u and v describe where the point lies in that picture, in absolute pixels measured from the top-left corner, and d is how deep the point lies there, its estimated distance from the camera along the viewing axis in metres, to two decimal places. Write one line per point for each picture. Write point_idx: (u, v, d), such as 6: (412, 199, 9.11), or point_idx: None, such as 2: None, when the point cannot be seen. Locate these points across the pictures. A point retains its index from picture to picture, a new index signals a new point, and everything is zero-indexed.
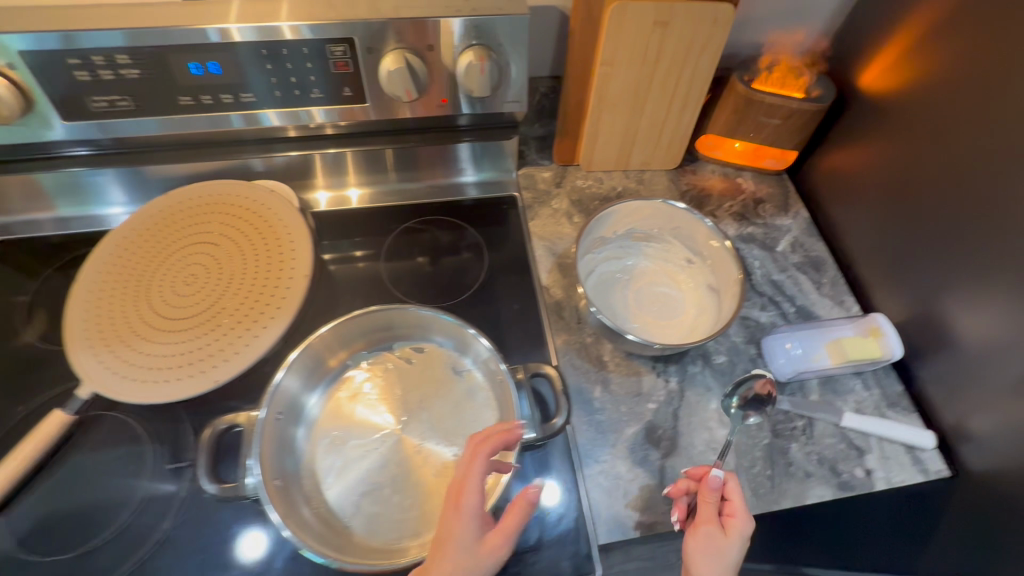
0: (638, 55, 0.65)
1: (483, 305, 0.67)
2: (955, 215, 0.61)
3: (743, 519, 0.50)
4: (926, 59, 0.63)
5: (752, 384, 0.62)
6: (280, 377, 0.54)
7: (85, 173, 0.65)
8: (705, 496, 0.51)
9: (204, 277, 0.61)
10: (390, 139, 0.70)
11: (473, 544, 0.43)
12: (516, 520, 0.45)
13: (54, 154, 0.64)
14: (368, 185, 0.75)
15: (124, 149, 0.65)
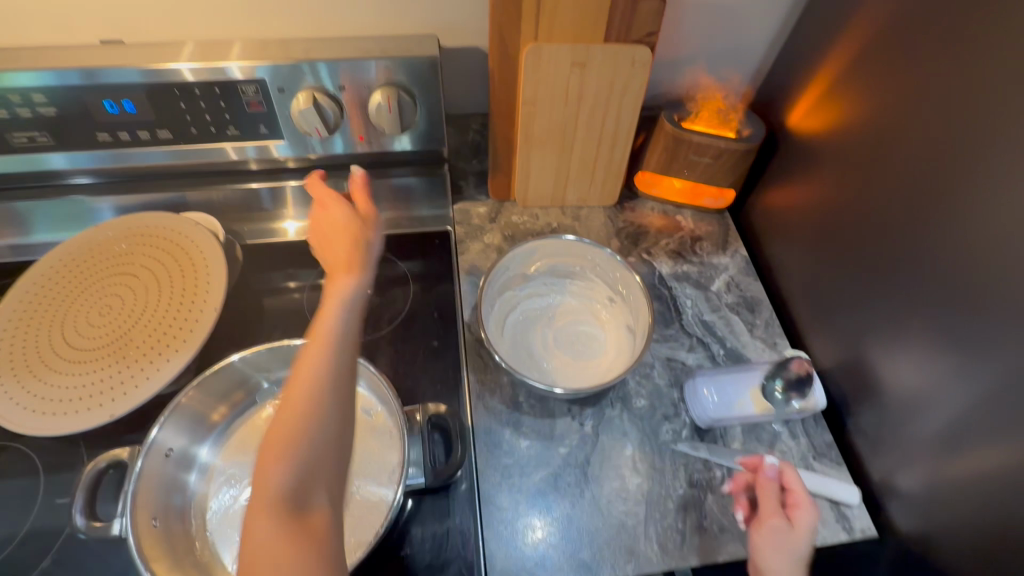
0: (560, 95, 0.66)
1: (400, 341, 0.67)
2: (876, 259, 0.60)
3: (806, 509, 0.51)
4: (847, 102, 0.62)
5: (789, 368, 0.61)
6: (165, 417, 0.53)
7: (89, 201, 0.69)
8: (765, 489, 0.53)
9: (119, 307, 0.62)
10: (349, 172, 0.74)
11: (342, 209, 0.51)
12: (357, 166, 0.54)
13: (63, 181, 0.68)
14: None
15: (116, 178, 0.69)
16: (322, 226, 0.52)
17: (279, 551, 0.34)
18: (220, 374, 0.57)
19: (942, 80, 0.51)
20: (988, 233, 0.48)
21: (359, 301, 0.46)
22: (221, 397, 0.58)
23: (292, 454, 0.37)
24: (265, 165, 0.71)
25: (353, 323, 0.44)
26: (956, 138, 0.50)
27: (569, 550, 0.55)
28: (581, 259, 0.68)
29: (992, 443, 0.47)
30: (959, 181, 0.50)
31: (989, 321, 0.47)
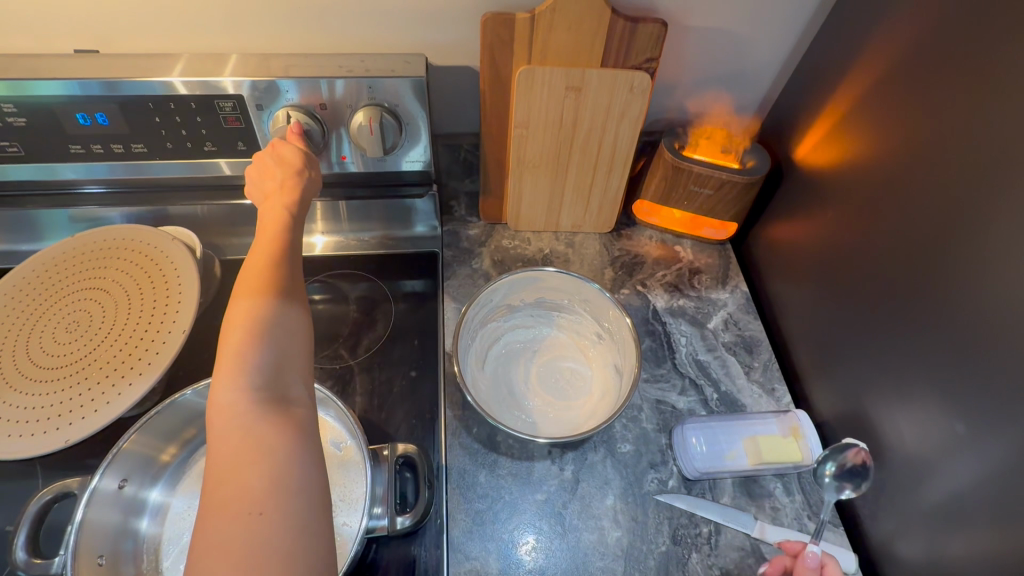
0: (554, 119, 0.63)
1: (376, 369, 0.64)
2: (885, 308, 0.55)
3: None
4: (857, 138, 0.59)
5: (845, 455, 0.54)
6: (109, 458, 0.49)
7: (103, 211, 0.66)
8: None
9: (87, 324, 0.60)
10: (348, 192, 0.69)
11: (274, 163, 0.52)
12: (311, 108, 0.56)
13: (73, 190, 0.65)
14: (334, 234, 0.75)
15: (126, 188, 0.65)
16: (266, 160, 0.51)
17: (261, 437, 0.34)
18: (173, 407, 0.53)
19: (959, 123, 0.47)
20: (1003, 294, 0.44)
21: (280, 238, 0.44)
22: (174, 432, 0.55)
23: (265, 340, 0.37)
24: None
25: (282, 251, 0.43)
26: (971, 187, 0.46)
27: None
28: (568, 292, 0.65)
29: (1003, 523, 0.43)
30: (973, 234, 0.46)
31: (1002, 390, 0.43)
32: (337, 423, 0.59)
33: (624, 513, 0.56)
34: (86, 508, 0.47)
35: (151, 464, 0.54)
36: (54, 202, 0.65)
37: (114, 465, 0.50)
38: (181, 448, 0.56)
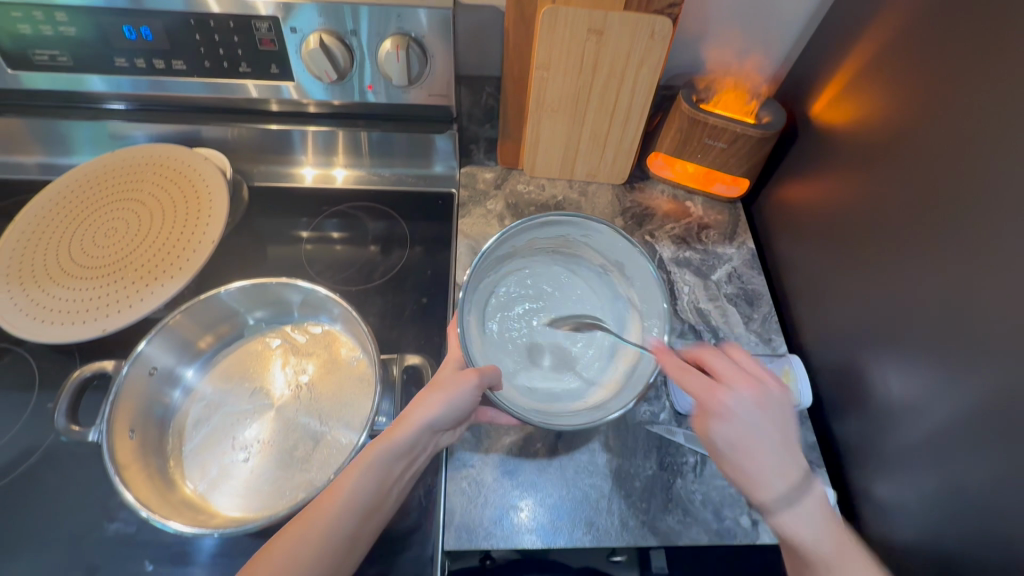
0: (574, 62, 0.64)
1: (389, 295, 0.68)
2: (883, 260, 0.57)
3: (777, 399, 0.47)
4: (872, 91, 0.59)
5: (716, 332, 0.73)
6: (150, 337, 0.56)
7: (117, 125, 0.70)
8: (733, 423, 0.46)
9: (124, 232, 0.64)
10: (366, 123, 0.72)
11: (453, 373, 0.51)
12: (492, 373, 0.50)
13: (91, 106, 0.69)
14: (354, 168, 0.78)
15: (148, 106, 0.69)
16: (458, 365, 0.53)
17: None
18: (205, 303, 0.59)
19: (972, 72, 0.48)
20: (993, 239, 0.45)
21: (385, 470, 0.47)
22: (208, 326, 0.62)
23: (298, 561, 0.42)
24: (284, 106, 0.70)
25: (372, 484, 0.46)
26: (976, 136, 0.47)
27: (529, 518, 0.54)
28: (575, 236, 0.64)
29: (975, 455, 0.45)
30: (973, 182, 0.47)
31: (984, 333, 0.45)
32: (351, 337, 0.63)
33: (615, 439, 0.59)
34: (131, 366, 0.54)
35: (186, 349, 0.61)
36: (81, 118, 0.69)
37: (153, 345, 0.56)
38: (214, 339, 0.63)
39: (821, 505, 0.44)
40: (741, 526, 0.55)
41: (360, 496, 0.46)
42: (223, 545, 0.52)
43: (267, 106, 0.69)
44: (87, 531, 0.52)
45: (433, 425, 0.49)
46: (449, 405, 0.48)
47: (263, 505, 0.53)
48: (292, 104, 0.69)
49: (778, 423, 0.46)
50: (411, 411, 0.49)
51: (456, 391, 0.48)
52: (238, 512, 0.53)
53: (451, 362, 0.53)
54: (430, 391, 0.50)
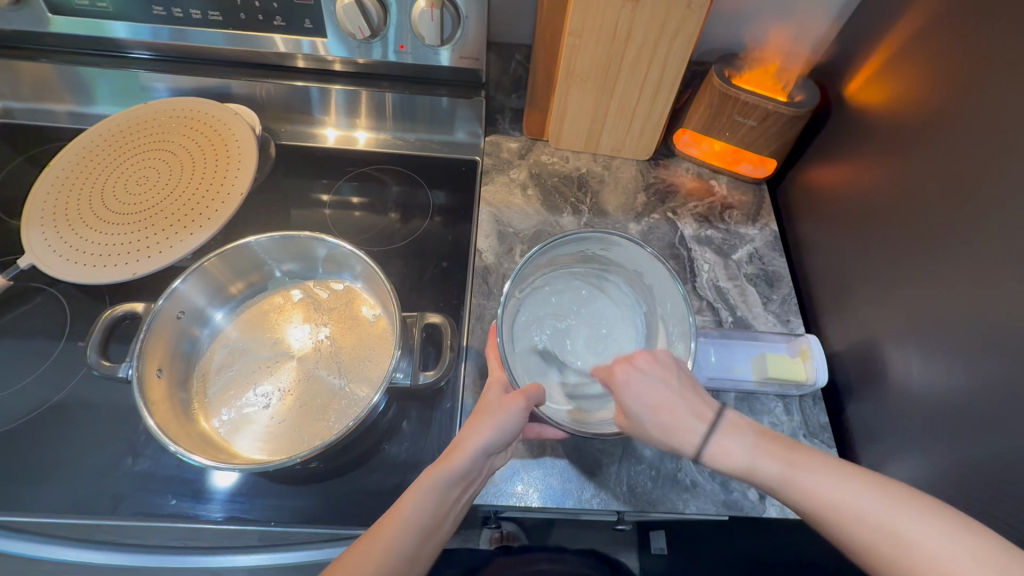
0: (607, 32, 0.63)
1: (409, 257, 0.69)
2: (907, 244, 0.56)
3: (664, 362, 0.50)
4: (907, 72, 0.58)
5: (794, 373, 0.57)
6: (184, 279, 0.57)
7: (138, 74, 0.73)
8: (648, 395, 0.48)
9: (154, 181, 0.65)
10: (393, 85, 0.74)
11: (498, 396, 0.50)
12: (539, 392, 0.50)
13: (120, 53, 0.73)
14: (375, 131, 0.80)
15: (177, 56, 0.72)
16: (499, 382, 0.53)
17: None
18: (238, 251, 0.61)
19: (1012, 51, 0.46)
20: (1018, 218, 0.44)
21: (443, 494, 0.45)
22: (240, 273, 0.63)
23: None
24: (311, 63, 0.72)
25: (432, 509, 0.45)
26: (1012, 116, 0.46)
27: (539, 478, 0.55)
28: (590, 247, 0.63)
29: (988, 434, 0.45)
30: (1006, 162, 0.46)
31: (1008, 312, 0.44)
32: (372, 294, 0.64)
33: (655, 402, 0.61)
34: (167, 299, 0.56)
35: (217, 294, 0.63)
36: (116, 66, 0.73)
37: (186, 287, 0.58)
38: (244, 287, 0.65)
39: (776, 448, 0.45)
40: (749, 500, 0.55)
41: (420, 517, 0.44)
42: (242, 484, 0.54)
43: (295, 62, 0.72)
44: (111, 465, 0.54)
45: (488, 447, 0.48)
46: (502, 426, 0.48)
47: (283, 450, 0.54)
48: (319, 61, 0.72)
49: (688, 386, 0.49)
50: (463, 435, 0.48)
51: (508, 414, 0.48)
52: (258, 455, 0.54)
53: (493, 382, 0.52)
54: (480, 416, 0.49)
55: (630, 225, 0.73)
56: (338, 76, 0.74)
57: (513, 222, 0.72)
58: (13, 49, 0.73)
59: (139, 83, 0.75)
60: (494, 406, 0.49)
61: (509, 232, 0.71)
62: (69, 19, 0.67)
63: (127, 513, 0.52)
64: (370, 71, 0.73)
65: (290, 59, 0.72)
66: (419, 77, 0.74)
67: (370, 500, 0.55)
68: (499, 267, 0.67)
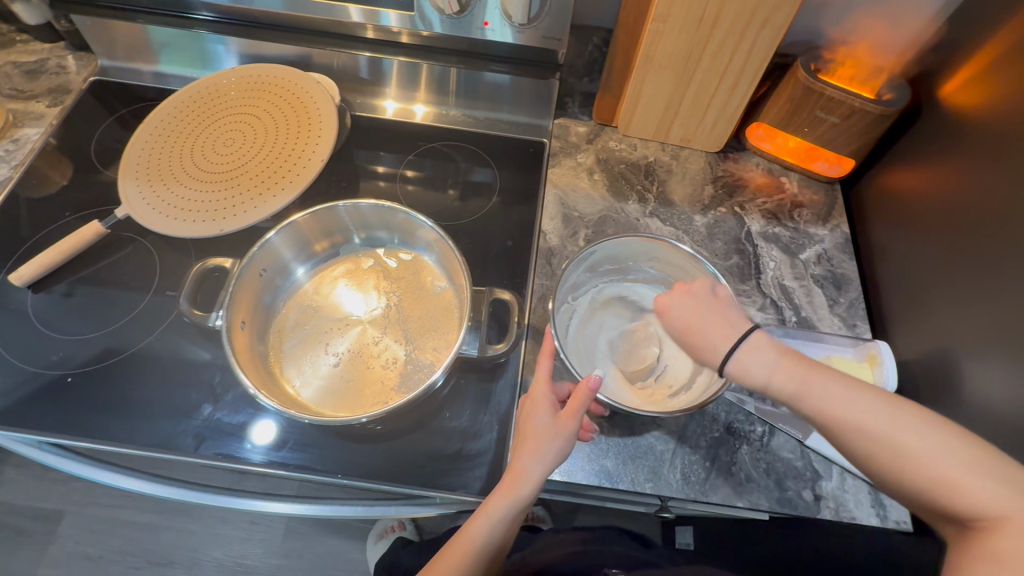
0: (694, 18, 0.62)
1: (475, 235, 0.71)
2: (995, 256, 0.54)
3: (705, 293, 0.48)
4: (1012, 75, 0.55)
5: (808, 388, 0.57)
6: (270, 237, 0.60)
7: (209, 38, 0.77)
8: (684, 320, 0.47)
9: (239, 143, 0.68)
10: (456, 60, 0.75)
11: (548, 421, 0.49)
12: (586, 399, 0.47)
13: (187, 16, 0.76)
14: (435, 105, 0.81)
15: (239, 21, 0.75)
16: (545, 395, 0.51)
17: None
18: (324, 214, 0.64)
19: None
20: None
21: (508, 520, 0.49)
22: (323, 235, 0.66)
23: None
24: (377, 34, 0.74)
25: (503, 530, 0.49)
26: None
27: (594, 456, 0.56)
28: (634, 254, 0.65)
29: None
30: None
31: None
32: (439, 267, 0.66)
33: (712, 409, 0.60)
34: (257, 254, 0.59)
35: (303, 250, 0.66)
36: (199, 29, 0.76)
37: (271, 246, 0.61)
38: (328, 246, 0.67)
39: (798, 365, 0.43)
40: (803, 501, 0.55)
41: (487, 542, 0.49)
42: (311, 437, 0.57)
43: (364, 32, 0.74)
44: (193, 408, 0.58)
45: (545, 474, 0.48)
46: (558, 452, 0.48)
47: (350, 407, 0.57)
48: (385, 32, 0.73)
49: (723, 311, 0.47)
50: (521, 463, 0.48)
51: (563, 441, 0.48)
52: (325, 410, 0.57)
53: (539, 400, 0.51)
54: (534, 442, 0.48)
55: (696, 217, 0.72)
56: (397, 48, 0.75)
57: (579, 206, 0.72)
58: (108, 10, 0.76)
59: (206, 46, 0.78)
60: (544, 435, 0.48)
61: (575, 216, 0.71)
62: None
63: (207, 453, 0.56)
64: (432, 45, 0.74)
65: (360, 30, 0.74)
66: (471, 51, 0.74)
67: (429, 464, 0.57)
68: (563, 249, 0.68)
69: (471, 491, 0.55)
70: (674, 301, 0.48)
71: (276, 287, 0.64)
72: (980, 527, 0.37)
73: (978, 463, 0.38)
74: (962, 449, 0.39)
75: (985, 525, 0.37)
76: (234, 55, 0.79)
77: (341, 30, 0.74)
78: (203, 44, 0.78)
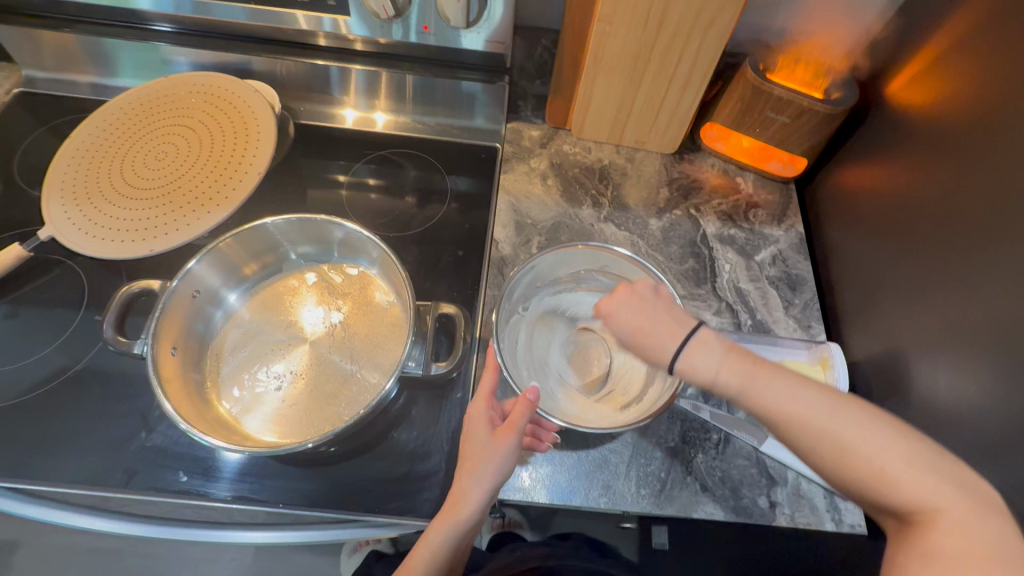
0: (640, 18, 0.60)
1: (425, 245, 0.68)
2: (942, 256, 0.54)
3: (648, 293, 0.47)
4: (954, 72, 0.55)
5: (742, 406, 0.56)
6: (194, 263, 0.58)
7: (163, 47, 0.73)
8: (631, 322, 0.45)
9: (172, 158, 0.65)
10: (416, 67, 0.74)
11: (485, 439, 0.48)
12: (525, 414, 0.47)
13: (144, 27, 0.73)
14: (395, 113, 0.78)
15: (198, 31, 0.73)
16: (483, 414, 0.50)
17: None
18: (256, 231, 0.61)
19: None
20: None
21: (453, 545, 0.48)
22: (256, 255, 0.63)
23: None
24: (332, 41, 0.72)
25: (446, 558, 0.48)
26: None
27: (547, 473, 0.55)
28: (585, 262, 0.63)
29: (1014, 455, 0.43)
30: None
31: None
32: (386, 281, 0.63)
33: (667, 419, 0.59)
34: (180, 282, 0.56)
35: (233, 273, 0.63)
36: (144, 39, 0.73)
37: (196, 271, 0.58)
38: (259, 268, 0.64)
39: (743, 361, 0.42)
40: (759, 509, 0.55)
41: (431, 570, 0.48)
42: (251, 465, 0.55)
43: (317, 41, 0.72)
44: (126, 439, 0.55)
45: (491, 494, 0.48)
46: (498, 470, 0.47)
47: (293, 433, 0.55)
48: (340, 40, 0.72)
49: (669, 308, 0.45)
50: (463, 487, 0.48)
51: (502, 459, 0.47)
52: (267, 437, 0.55)
53: (476, 418, 0.50)
54: (473, 463, 0.48)
55: (651, 221, 0.71)
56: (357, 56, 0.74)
57: (531, 213, 0.70)
58: (49, 21, 0.73)
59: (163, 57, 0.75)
60: (483, 455, 0.48)
61: (528, 223, 0.69)
62: None
63: (139, 487, 0.53)
64: (390, 51, 0.73)
65: (314, 38, 0.72)
66: (439, 59, 0.74)
67: (377, 488, 0.55)
68: (515, 258, 0.66)
69: (420, 515, 0.53)
70: (619, 302, 0.46)
71: (206, 314, 0.61)
72: (920, 523, 0.36)
73: (950, 474, 0.36)
74: (929, 455, 0.37)
75: (925, 521, 0.35)
76: (172, 62, 0.75)
77: (295, 37, 0.72)
78: (154, 54, 0.75)
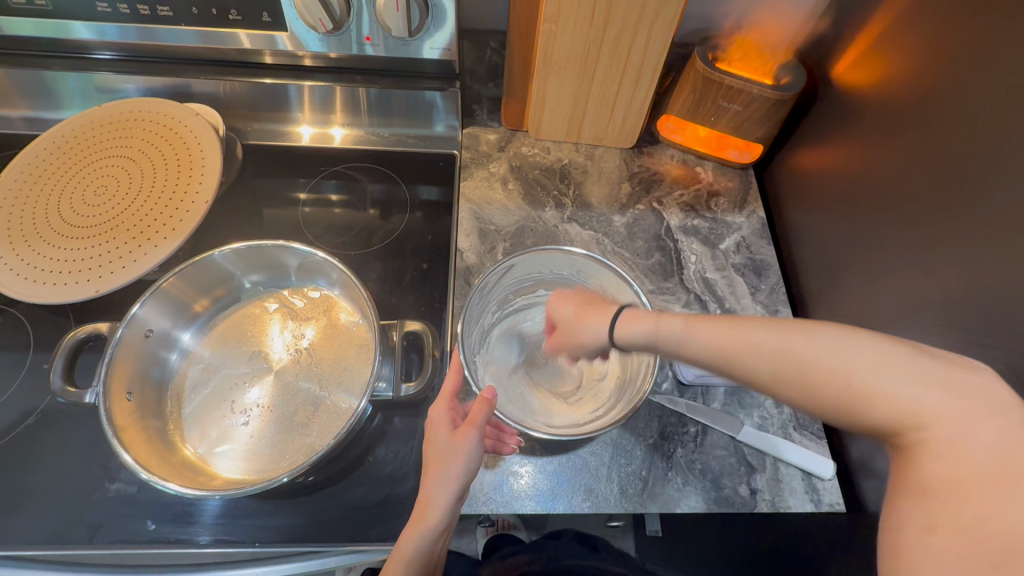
0: (585, 15, 0.59)
1: (389, 259, 0.67)
2: (896, 231, 0.55)
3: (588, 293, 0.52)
4: (894, 52, 0.56)
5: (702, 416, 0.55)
6: (137, 307, 0.55)
7: (100, 77, 0.70)
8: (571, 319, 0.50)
9: (113, 191, 0.62)
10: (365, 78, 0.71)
11: (447, 440, 0.48)
12: (485, 411, 0.48)
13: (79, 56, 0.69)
14: (352, 127, 0.77)
15: (134, 57, 0.69)
16: (442, 416, 0.49)
17: None
18: (204, 265, 0.59)
19: (991, 28, 0.45)
20: (1005, 207, 0.43)
21: (425, 555, 0.46)
22: (205, 289, 0.61)
23: None
24: (276, 58, 0.69)
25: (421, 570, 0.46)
26: (993, 100, 0.45)
27: (531, 484, 0.54)
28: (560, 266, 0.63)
29: None
30: (999, 134, 0.44)
31: (991, 304, 0.43)
32: (349, 301, 0.62)
33: (645, 417, 0.59)
34: (125, 328, 0.54)
35: (182, 312, 0.61)
36: (73, 69, 0.69)
37: (141, 315, 0.56)
38: (211, 303, 0.63)
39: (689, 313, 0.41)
40: (743, 499, 0.55)
41: None
42: (223, 506, 0.53)
43: (262, 58, 0.69)
44: (87, 491, 0.53)
45: (459, 494, 0.47)
46: (462, 470, 0.47)
47: (264, 468, 0.53)
48: (285, 56, 0.68)
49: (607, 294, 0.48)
50: (427, 492, 0.46)
51: (465, 458, 0.47)
52: (238, 475, 0.53)
53: (436, 421, 0.49)
54: (437, 468, 0.47)
55: (615, 217, 0.71)
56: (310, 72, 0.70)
57: (494, 219, 0.69)
58: None
59: (100, 85, 0.71)
60: (445, 457, 0.47)
61: (491, 230, 0.68)
62: (24, 21, 0.64)
63: (104, 542, 0.51)
64: (340, 65, 0.70)
65: (258, 55, 0.69)
66: (395, 71, 0.70)
67: (357, 516, 0.53)
68: (481, 267, 0.65)
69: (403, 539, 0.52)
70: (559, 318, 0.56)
71: (161, 358, 0.59)
72: None
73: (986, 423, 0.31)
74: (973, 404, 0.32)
75: None
76: (108, 91, 0.72)
77: (238, 57, 0.69)
78: (89, 84, 0.71)
